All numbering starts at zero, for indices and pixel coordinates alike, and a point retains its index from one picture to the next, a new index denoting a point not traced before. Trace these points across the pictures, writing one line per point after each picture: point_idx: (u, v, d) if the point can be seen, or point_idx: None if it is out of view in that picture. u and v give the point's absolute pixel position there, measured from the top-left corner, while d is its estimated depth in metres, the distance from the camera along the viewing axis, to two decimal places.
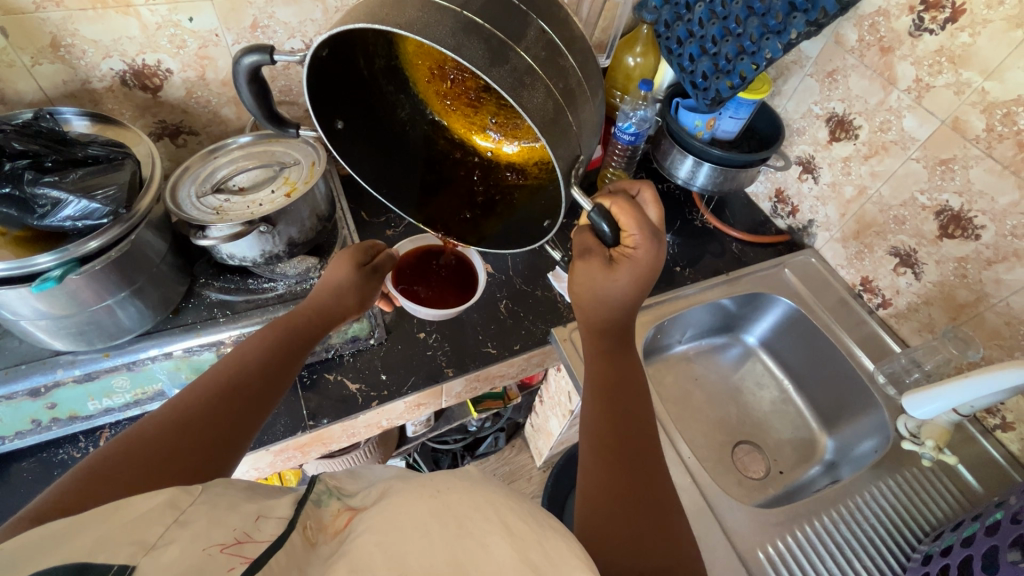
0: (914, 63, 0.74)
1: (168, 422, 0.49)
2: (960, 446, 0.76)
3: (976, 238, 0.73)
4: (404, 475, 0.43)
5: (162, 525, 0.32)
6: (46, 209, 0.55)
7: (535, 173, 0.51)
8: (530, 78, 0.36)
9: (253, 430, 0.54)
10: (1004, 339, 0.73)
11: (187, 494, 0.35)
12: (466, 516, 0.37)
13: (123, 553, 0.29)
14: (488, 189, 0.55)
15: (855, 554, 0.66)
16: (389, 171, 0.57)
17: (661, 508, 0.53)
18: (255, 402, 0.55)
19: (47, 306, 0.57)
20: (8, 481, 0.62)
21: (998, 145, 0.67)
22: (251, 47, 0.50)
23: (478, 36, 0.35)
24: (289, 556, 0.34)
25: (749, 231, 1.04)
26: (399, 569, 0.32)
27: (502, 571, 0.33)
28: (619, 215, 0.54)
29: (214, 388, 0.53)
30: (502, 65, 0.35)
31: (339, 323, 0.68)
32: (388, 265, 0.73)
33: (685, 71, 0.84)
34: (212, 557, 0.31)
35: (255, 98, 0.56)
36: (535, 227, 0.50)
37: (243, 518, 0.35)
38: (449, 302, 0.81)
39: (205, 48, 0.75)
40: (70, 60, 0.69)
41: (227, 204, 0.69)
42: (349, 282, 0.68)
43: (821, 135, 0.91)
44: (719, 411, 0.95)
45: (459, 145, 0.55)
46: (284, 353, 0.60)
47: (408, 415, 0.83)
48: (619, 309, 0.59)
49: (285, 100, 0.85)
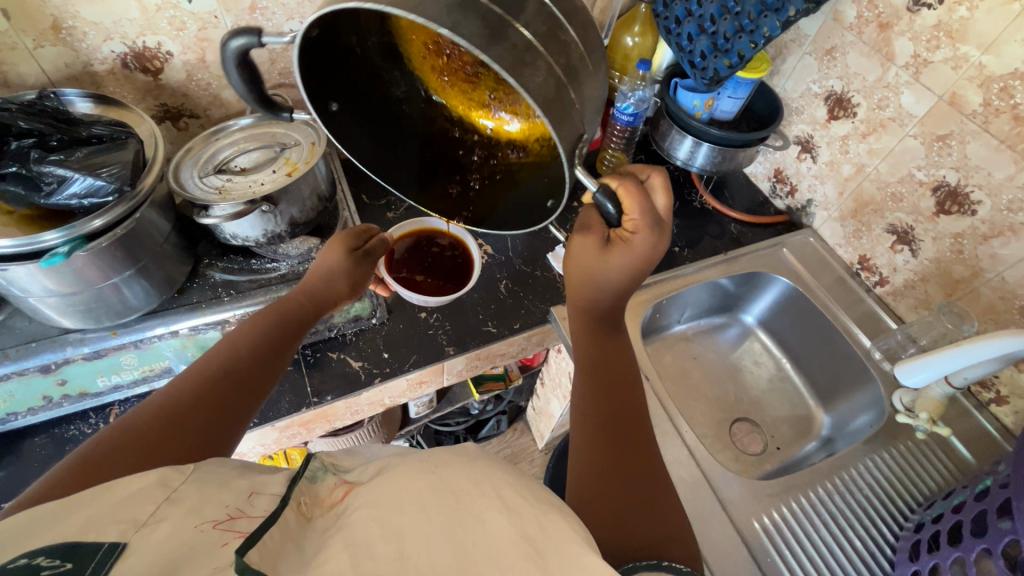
0: (912, 38, 0.73)
1: (158, 410, 0.50)
2: (955, 419, 0.77)
3: (973, 214, 0.73)
4: (403, 452, 0.44)
5: (152, 504, 0.33)
6: (52, 186, 0.56)
7: (537, 149, 0.51)
8: (531, 56, 0.37)
9: (249, 414, 0.55)
10: (998, 314, 0.74)
11: (178, 472, 0.36)
12: (464, 492, 0.38)
13: (114, 532, 0.30)
14: (488, 168, 0.56)
15: (849, 523, 0.68)
16: (386, 154, 0.57)
17: (654, 485, 0.54)
18: (247, 385, 0.56)
19: (55, 283, 0.58)
20: (21, 456, 0.65)
21: (995, 120, 0.68)
22: (237, 29, 0.44)
23: (476, 13, 0.36)
24: (283, 531, 0.35)
25: (748, 212, 1.04)
26: (395, 543, 0.33)
27: (499, 544, 0.34)
28: (625, 197, 0.53)
29: (207, 375, 0.55)
30: (501, 43, 0.36)
31: (330, 308, 0.68)
32: (380, 249, 0.73)
33: (683, 50, 0.84)
34: (205, 534, 0.32)
35: (246, 85, 0.49)
36: (542, 206, 0.50)
37: (235, 495, 0.36)
38: (446, 286, 0.82)
39: (204, 30, 0.75)
40: (71, 43, 0.70)
41: (229, 183, 0.69)
42: (339, 267, 0.68)
43: (820, 113, 0.91)
44: (717, 389, 0.96)
45: (459, 122, 0.56)
46: (276, 337, 0.61)
47: (410, 393, 0.84)
48: (606, 291, 0.61)
49: (284, 83, 0.86)
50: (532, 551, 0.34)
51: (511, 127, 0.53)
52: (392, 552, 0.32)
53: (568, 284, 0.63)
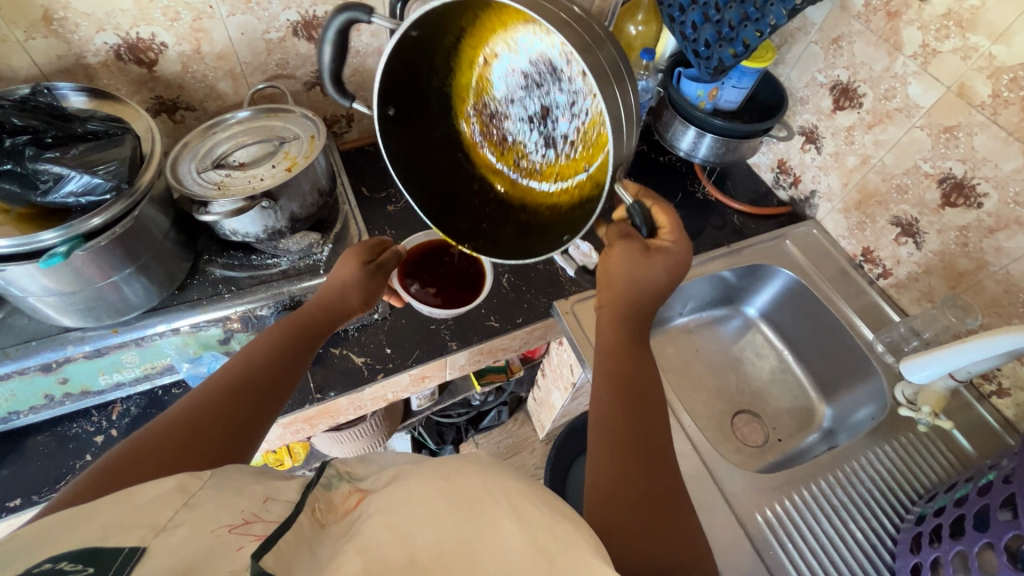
0: (921, 28, 0.72)
1: (177, 420, 0.49)
2: (956, 411, 0.77)
3: (978, 207, 0.73)
4: (416, 459, 0.44)
5: (171, 508, 0.33)
6: (48, 185, 0.54)
7: (553, 206, 0.57)
8: (608, 75, 0.43)
9: (263, 428, 0.55)
10: (1002, 307, 0.74)
11: (197, 478, 0.36)
12: (477, 499, 0.38)
13: (134, 536, 0.30)
14: (501, 217, 0.60)
15: (850, 515, 0.68)
16: (416, 174, 0.60)
17: (673, 496, 0.53)
18: (262, 398, 0.55)
19: (55, 283, 0.57)
20: (24, 453, 0.65)
21: (1004, 111, 0.67)
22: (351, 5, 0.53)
23: (574, 34, 0.42)
24: (298, 535, 0.35)
25: (751, 203, 1.04)
26: (409, 551, 0.33)
27: (512, 552, 0.34)
28: (660, 213, 0.58)
29: (224, 386, 0.54)
30: (589, 54, 0.42)
31: (343, 321, 0.67)
32: (394, 263, 0.72)
33: (687, 39, 0.82)
34: (221, 538, 0.32)
35: (332, 59, 0.57)
36: (560, 239, 0.54)
37: (251, 500, 0.36)
38: (456, 299, 0.80)
39: (199, 20, 0.73)
40: (63, 34, 0.68)
41: (229, 178, 0.68)
42: (354, 280, 0.67)
43: (825, 104, 0.89)
44: (719, 380, 0.96)
45: (480, 177, 0.61)
46: (290, 349, 0.61)
47: (413, 387, 0.84)
48: (645, 298, 0.59)
49: (281, 73, 0.85)
50: (545, 558, 0.34)
51: (529, 188, 0.58)
52: (404, 557, 0.32)
53: (605, 277, 0.59)
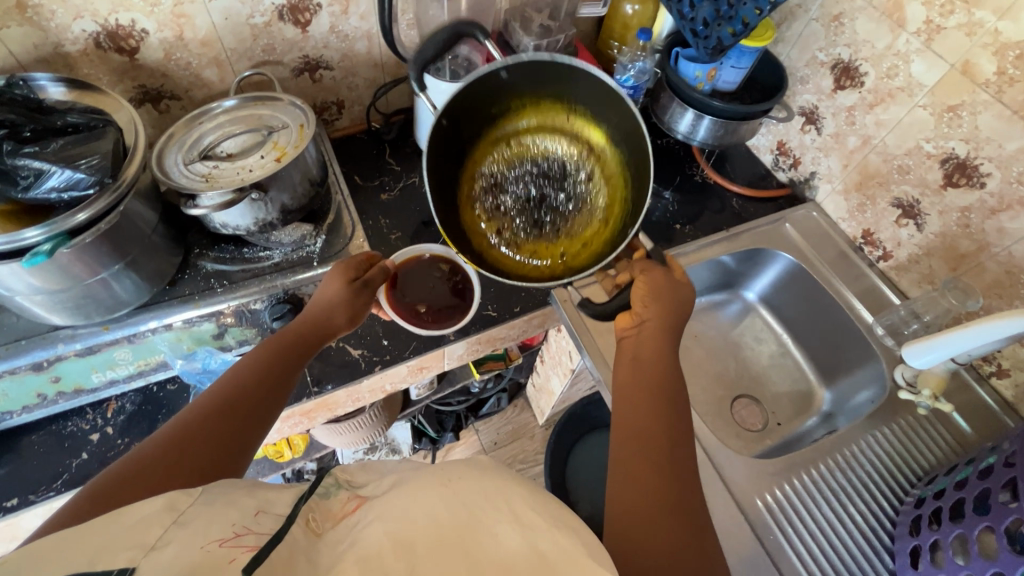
0: (925, 3, 0.70)
1: (161, 444, 0.48)
2: (955, 392, 0.77)
3: (981, 186, 0.72)
4: (416, 466, 0.44)
5: (161, 526, 0.32)
6: (28, 180, 0.53)
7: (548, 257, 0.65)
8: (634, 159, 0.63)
9: (246, 452, 0.52)
10: (1004, 288, 0.73)
11: (186, 495, 0.35)
12: (477, 506, 0.37)
13: (123, 557, 0.29)
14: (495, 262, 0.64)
15: (850, 499, 0.68)
16: (440, 195, 0.61)
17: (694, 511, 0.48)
18: (245, 420, 0.53)
19: (42, 281, 0.56)
20: (20, 454, 0.64)
21: (1009, 89, 0.65)
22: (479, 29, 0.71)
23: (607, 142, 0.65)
24: (292, 547, 0.34)
25: (749, 185, 1.02)
26: (407, 561, 0.32)
27: (511, 558, 0.33)
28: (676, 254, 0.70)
29: (211, 409, 0.52)
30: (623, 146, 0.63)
31: (328, 341, 0.65)
32: (380, 279, 0.70)
33: (684, 18, 0.79)
34: (212, 553, 0.31)
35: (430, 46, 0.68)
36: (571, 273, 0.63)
37: (242, 513, 0.36)
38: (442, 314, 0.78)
39: (180, 5, 0.71)
40: (39, 22, 0.66)
41: (217, 170, 0.66)
42: (339, 298, 0.65)
43: (826, 83, 0.88)
44: (718, 365, 0.96)
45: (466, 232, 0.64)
46: (276, 371, 0.59)
47: (411, 378, 0.84)
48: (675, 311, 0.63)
49: (268, 60, 0.82)
50: (547, 563, 0.33)
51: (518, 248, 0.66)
52: (403, 567, 0.32)
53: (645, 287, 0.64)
